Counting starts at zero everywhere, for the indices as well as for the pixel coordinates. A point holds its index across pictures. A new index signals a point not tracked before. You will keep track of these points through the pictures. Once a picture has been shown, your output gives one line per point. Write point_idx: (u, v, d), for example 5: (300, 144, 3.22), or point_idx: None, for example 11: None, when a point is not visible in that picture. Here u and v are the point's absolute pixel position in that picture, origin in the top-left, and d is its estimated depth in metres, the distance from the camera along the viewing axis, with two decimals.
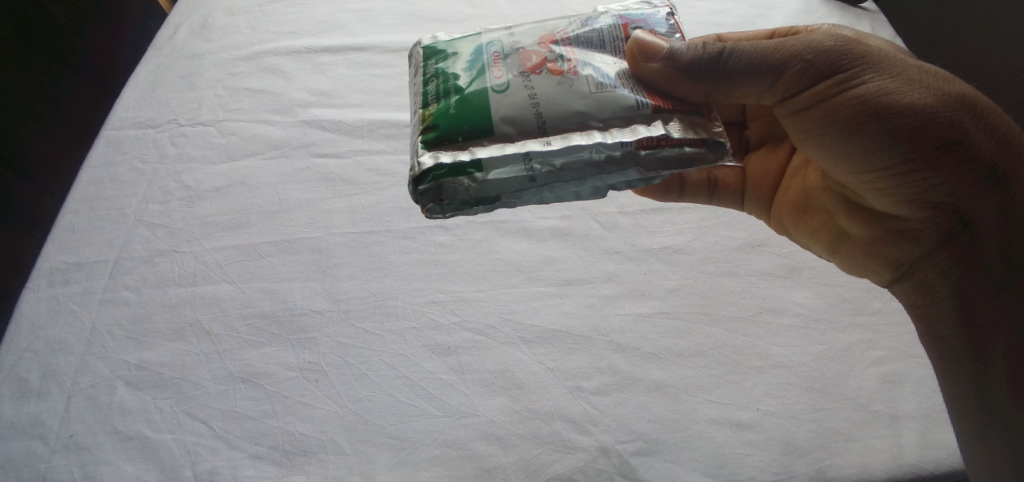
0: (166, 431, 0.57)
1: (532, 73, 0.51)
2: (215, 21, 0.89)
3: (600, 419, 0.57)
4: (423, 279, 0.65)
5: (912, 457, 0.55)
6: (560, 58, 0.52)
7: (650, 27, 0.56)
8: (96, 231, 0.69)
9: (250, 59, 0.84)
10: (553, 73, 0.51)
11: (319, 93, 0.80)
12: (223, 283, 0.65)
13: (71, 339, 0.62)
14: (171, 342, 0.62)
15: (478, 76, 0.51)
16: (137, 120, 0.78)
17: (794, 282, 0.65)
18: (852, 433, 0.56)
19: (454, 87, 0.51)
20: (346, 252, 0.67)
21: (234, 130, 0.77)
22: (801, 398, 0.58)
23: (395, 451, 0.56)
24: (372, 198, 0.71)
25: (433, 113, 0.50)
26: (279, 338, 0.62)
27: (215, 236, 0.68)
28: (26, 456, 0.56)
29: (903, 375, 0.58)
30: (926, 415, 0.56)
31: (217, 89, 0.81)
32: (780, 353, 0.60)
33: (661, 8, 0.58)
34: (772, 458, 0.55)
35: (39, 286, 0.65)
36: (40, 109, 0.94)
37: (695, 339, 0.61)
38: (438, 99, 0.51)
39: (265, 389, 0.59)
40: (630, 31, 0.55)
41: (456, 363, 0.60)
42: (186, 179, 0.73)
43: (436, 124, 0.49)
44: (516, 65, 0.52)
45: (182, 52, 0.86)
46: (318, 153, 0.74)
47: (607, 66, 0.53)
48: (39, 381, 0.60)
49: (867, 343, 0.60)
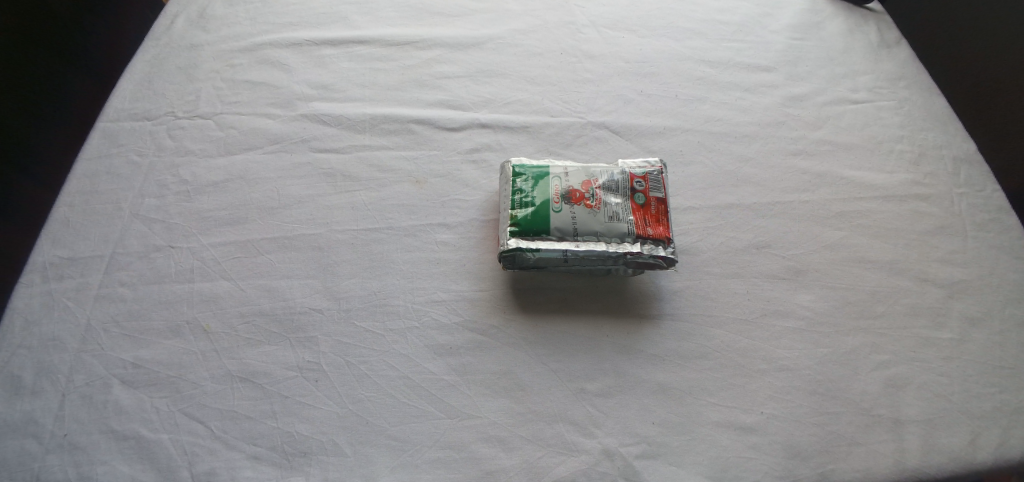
0: (163, 431, 0.56)
1: (571, 203, 0.62)
2: (213, 11, 0.86)
3: (603, 422, 0.57)
4: (424, 278, 0.64)
5: (913, 461, 0.57)
6: (590, 190, 0.63)
7: (659, 171, 0.66)
8: (90, 224, 0.67)
9: (248, 50, 0.82)
10: (585, 206, 0.62)
11: (319, 87, 0.78)
12: (221, 279, 0.64)
13: (65, 337, 0.60)
14: (167, 340, 0.61)
15: (542, 184, 0.63)
16: (134, 112, 0.75)
17: (799, 285, 0.66)
18: (855, 438, 0.58)
19: (527, 199, 0.62)
20: (347, 250, 0.66)
21: (233, 123, 0.75)
22: (805, 402, 0.59)
23: (396, 452, 0.56)
24: (374, 195, 0.70)
25: (512, 220, 0.61)
26: (278, 337, 0.61)
27: (212, 232, 0.67)
28: (20, 455, 0.55)
29: (906, 380, 0.61)
30: (929, 420, 0.59)
31: (215, 81, 0.79)
32: (784, 357, 0.61)
33: (659, 163, 0.67)
34: (776, 462, 0.56)
35: (32, 281, 0.63)
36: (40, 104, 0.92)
37: (699, 342, 0.61)
38: (514, 207, 0.61)
39: (263, 388, 0.58)
40: (636, 182, 0.64)
41: (458, 364, 0.59)
42: (183, 173, 0.71)
43: (515, 227, 0.60)
44: (561, 190, 0.62)
45: (178, 43, 0.82)
46: (318, 148, 0.73)
47: (617, 207, 0.62)
48: (32, 379, 0.58)
49: (871, 346, 0.63)
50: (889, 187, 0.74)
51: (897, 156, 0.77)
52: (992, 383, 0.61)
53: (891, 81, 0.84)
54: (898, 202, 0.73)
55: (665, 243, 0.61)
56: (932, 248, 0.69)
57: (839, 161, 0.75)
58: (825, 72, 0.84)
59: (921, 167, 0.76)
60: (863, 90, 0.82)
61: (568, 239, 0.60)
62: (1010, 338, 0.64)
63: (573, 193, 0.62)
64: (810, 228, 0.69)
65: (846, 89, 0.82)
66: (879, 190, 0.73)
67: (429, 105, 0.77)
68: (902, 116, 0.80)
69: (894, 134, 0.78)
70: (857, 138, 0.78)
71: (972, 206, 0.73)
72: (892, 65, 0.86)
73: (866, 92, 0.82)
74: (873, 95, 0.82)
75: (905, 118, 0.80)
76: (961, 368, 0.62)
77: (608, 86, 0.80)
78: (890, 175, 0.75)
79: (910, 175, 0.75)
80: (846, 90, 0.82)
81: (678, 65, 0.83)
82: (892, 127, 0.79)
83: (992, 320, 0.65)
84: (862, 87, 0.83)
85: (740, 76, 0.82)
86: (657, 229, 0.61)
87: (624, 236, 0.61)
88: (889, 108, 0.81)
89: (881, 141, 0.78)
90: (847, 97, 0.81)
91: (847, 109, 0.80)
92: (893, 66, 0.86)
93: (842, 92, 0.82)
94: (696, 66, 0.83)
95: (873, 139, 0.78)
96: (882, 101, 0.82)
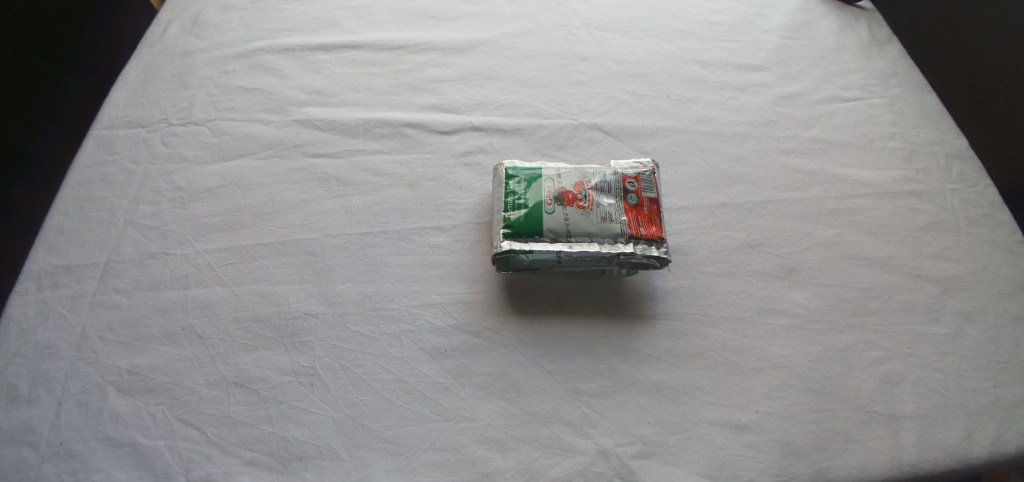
0: (159, 437, 0.57)
1: (564, 204, 0.62)
2: (206, 18, 0.86)
3: (599, 422, 0.57)
4: (419, 281, 0.64)
5: (910, 457, 0.57)
6: (582, 191, 0.63)
7: (651, 171, 0.66)
8: (85, 232, 0.67)
9: (242, 57, 0.82)
10: (578, 207, 0.62)
11: (313, 92, 0.79)
12: (216, 285, 0.64)
13: (60, 344, 0.60)
14: (163, 347, 0.61)
15: (535, 186, 0.63)
16: (128, 119, 0.75)
17: (793, 282, 0.66)
18: (851, 434, 0.58)
19: (521, 201, 0.62)
20: (342, 254, 0.66)
21: (227, 129, 0.75)
22: (800, 399, 0.59)
23: (392, 456, 0.56)
24: (368, 199, 0.70)
25: (506, 222, 0.61)
26: (274, 342, 0.61)
27: (207, 238, 0.67)
28: (15, 464, 0.55)
29: (901, 376, 0.61)
30: (924, 416, 0.59)
31: (209, 87, 0.79)
32: (779, 355, 0.61)
33: (651, 163, 0.67)
34: (772, 460, 0.56)
35: (27, 289, 0.63)
36: (37, 111, 0.93)
37: (694, 341, 0.62)
38: (507, 209, 0.62)
39: (259, 393, 0.58)
40: (628, 183, 0.64)
41: (453, 366, 0.60)
42: (178, 179, 0.71)
43: (508, 229, 0.61)
44: (554, 192, 0.63)
45: (172, 50, 0.82)
46: (312, 153, 0.73)
47: (610, 208, 0.62)
48: (28, 387, 0.58)
49: (866, 343, 0.63)
50: (882, 184, 0.74)
51: (889, 153, 0.77)
52: (986, 378, 0.61)
53: (883, 79, 0.84)
54: (891, 198, 0.73)
55: (658, 243, 0.61)
56: (925, 244, 0.70)
57: (831, 159, 0.76)
58: (817, 71, 0.84)
59: (914, 163, 0.76)
60: (855, 88, 0.83)
61: (562, 240, 0.60)
62: (1004, 332, 0.64)
63: (566, 194, 0.63)
64: (804, 226, 0.70)
65: (838, 87, 0.83)
66: (872, 188, 0.74)
67: (423, 108, 0.77)
68: (894, 113, 0.81)
69: (886, 131, 0.79)
70: (850, 136, 0.78)
71: (965, 202, 0.73)
72: (884, 63, 0.86)
73: (858, 90, 0.83)
74: (866, 93, 0.82)
75: (898, 115, 0.81)
76: (956, 363, 0.62)
77: (601, 87, 0.80)
78: (883, 172, 0.75)
79: (903, 171, 0.75)
80: (838, 88, 0.83)
81: (671, 65, 0.83)
82: (884, 125, 0.79)
83: (986, 315, 0.65)
84: (854, 85, 0.83)
85: (733, 76, 0.83)
86: (650, 229, 0.62)
87: (617, 237, 0.61)
88: (881, 105, 0.81)
89: (873, 138, 0.78)
90: (839, 95, 0.82)
91: (840, 107, 0.81)
92: (885, 64, 0.86)
93: (835, 90, 0.82)
94: (688, 66, 0.83)
95: (866, 137, 0.78)
96: (874, 99, 0.82)
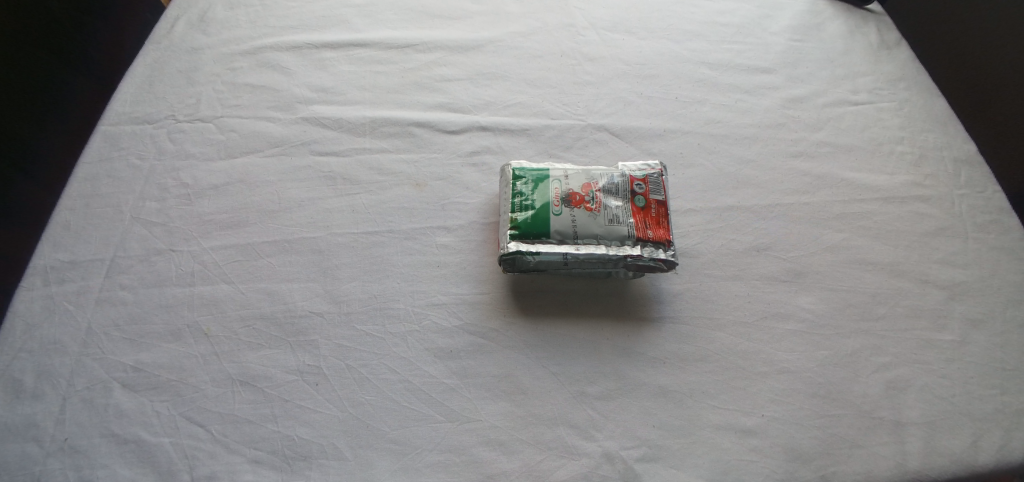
0: (164, 435, 0.57)
1: (571, 205, 0.62)
2: (213, 14, 0.86)
3: (603, 425, 0.57)
4: (425, 281, 0.64)
5: (915, 464, 0.57)
6: (590, 193, 0.63)
7: (659, 173, 0.66)
8: (90, 228, 0.67)
9: (249, 54, 0.82)
10: (585, 209, 0.62)
11: (320, 89, 0.78)
12: (222, 283, 0.64)
13: (66, 340, 0.60)
14: (168, 343, 0.61)
15: (541, 187, 0.63)
16: (134, 115, 0.75)
17: (799, 287, 0.66)
18: (857, 440, 0.58)
19: (527, 201, 0.62)
20: (348, 253, 0.66)
21: (233, 126, 0.75)
22: (805, 405, 0.59)
23: (396, 456, 0.56)
24: (374, 198, 0.70)
25: (512, 222, 0.61)
26: (279, 341, 0.61)
27: (213, 236, 0.67)
28: (21, 459, 0.55)
29: (907, 382, 0.61)
30: (929, 423, 0.59)
31: (215, 84, 0.78)
32: (784, 360, 0.61)
33: (659, 165, 0.67)
34: (777, 465, 0.56)
35: (33, 284, 0.63)
36: (39, 106, 0.87)
37: (699, 344, 0.61)
38: (514, 210, 0.61)
39: (264, 391, 0.58)
40: (636, 185, 0.64)
41: (458, 367, 0.59)
42: (184, 176, 0.71)
43: (515, 230, 0.60)
44: (562, 193, 0.62)
45: (179, 46, 0.82)
46: (318, 151, 0.73)
47: (617, 210, 0.62)
48: (33, 382, 0.58)
49: (871, 349, 0.63)
50: (890, 189, 0.74)
51: (897, 158, 0.77)
52: (993, 386, 0.61)
53: (892, 83, 0.84)
54: (898, 203, 0.73)
55: (665, 246, 0.61)
56: (932, 250, 0.69)
57: (839, 163, 0.75)
58: (825, 74, 0.84)
59: (921, 168, 0.76)
60: (863, 92, 0.82)
61: (569, 241, 0.60)
62: (1010, 339, 0.64)
63: (573, 195, 0.62)
64: (811, 230, 0.69)
65: (847, 90, 0.82)
66: (879, 192, 0.73)
67: (430, 108, 0.77)
68: (902, 117, 0.80)
69: (895, 136, 0.78)
70: (858, 140, 0.78)
71: (973, 208, 0.73)
72: (892, 67, 0.86)
73: (866, 94, 0.82)
74: (874, 96, 0.82)
75: (906, 119, 0.80)
76: (961, 370, 0.62)
77: (607, 88, 0.80)
78: (891, 177, 0.75)
79: (910, 176, 0.75)
80: (847, 91, 0.82)
81: (678, 67, 0.83)
82: (892, 129, 0.79)
83: (992, 322, 0.65)
84: (862, 89, 0.83)
85: (740, 78, 0.82)
86: (657, 231, 0.61)
87: (624, 239, 0.61)
88: (890, 109, 0.81)
89: (881, 143, 0.78)
90: (847, 99, 0.81)
91: (848, 111, 0.80)
92: (894, 67, 0.86)
93: (843, 93, 0.82)
94: (696, 68, 0.83)
95: (874, 141, 0.78)
96: (882, 103, 0.82)
